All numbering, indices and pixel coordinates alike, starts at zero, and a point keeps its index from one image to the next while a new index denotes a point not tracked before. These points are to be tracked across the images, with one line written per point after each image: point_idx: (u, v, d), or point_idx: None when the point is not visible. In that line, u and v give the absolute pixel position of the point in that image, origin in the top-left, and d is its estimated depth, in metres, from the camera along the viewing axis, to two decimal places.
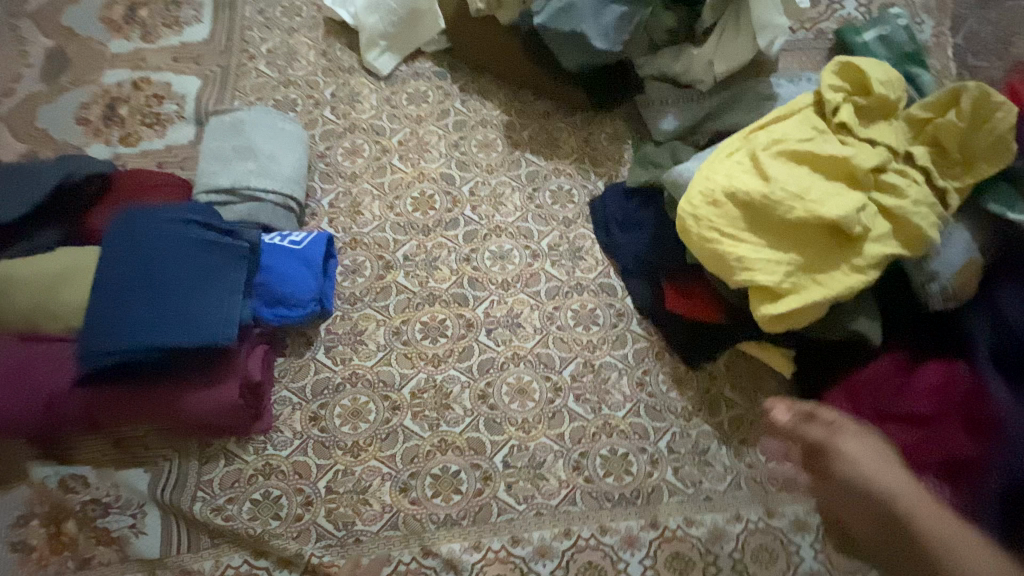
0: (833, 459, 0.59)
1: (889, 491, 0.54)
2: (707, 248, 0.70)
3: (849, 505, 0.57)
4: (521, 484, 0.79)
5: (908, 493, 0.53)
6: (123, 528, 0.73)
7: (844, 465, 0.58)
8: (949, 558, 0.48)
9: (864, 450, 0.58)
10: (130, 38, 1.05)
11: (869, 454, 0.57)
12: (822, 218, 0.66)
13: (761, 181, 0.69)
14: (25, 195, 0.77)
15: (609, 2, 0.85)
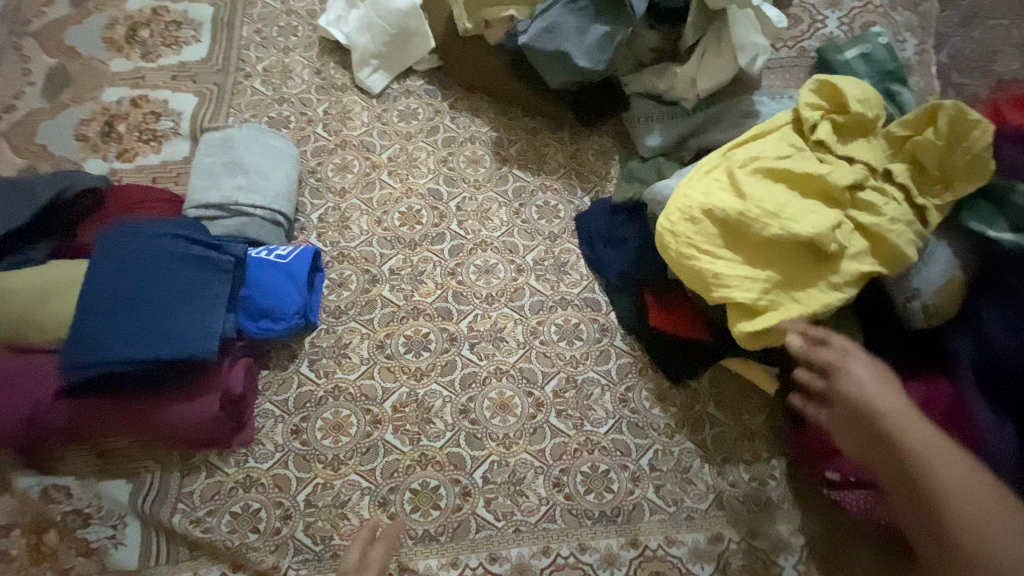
0: (840, 380, 0.58)
1: (886, 410, 0.54)
2: (685, 266, 0.70)
3: (842, 419, 0.57)
4: (501, 500, 0.79)
5: (904, 415, 0.53)
6: (103, 539, 0.73)
7: (849, 386, 0.57)
8: (929, 471, 0.49)
9: (870, 374, 0.57)
10: (130, 57, 1.08)
11: (877, 379, 0.57)
12: (798, 235, 0.66)
13: (738, 199, 0.69)
14: (20, 209, 0.79)
15: (592, 22, 0.87)
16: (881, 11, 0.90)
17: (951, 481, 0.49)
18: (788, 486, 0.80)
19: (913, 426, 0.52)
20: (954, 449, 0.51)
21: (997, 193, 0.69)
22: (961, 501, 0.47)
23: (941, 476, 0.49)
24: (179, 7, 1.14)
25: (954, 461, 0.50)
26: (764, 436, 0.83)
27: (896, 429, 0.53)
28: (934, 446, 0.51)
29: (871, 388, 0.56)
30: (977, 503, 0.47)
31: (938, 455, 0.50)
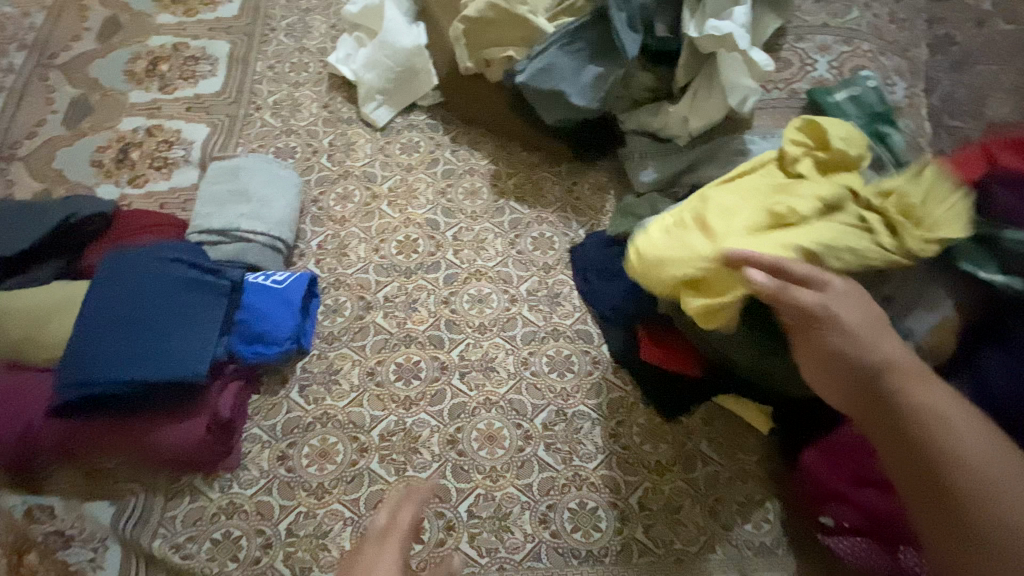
0: (827, 328, 0.53)
1: (885, 361, 0.51)
2: (662, 276, 0.68)
3: (832, 371, 0.53)
4: (485, 536, 0.77)
5: (901, 364, 0.51)
6: (82, 562, 0.71)
7: (839, 334, 0.53)
8: (936, 426, 0.47)
9: (861, 321, 0.53)
10: (149, 90, 1.14)
11: (869, 327, 0.53)
12: (773, 251, 0.65)
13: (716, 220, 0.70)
14: (28, 231, 0.83)
15: (587, 63, 0.91)
16: (870, 55, 0.91)
17: (965, 435, 0.46)
18: (782, 530, 0.77)
19: (913, 380, 0.50)
20: (952, 398, 0.49)
21: (985, 237, 0.69)
22: (967, 450, 0.46)
23: (945, 430, 0.47)
24: (198, 44, 1.20)
25: (962, 413, 0.48)
26: (757, 476, 0.80)
27: (894, 383, 0.50)
28: (935, 400, 0.49)
29: (866, 335, 0.52)
30: (993, 456, 0.45)
31: (938, 407, 0.48)
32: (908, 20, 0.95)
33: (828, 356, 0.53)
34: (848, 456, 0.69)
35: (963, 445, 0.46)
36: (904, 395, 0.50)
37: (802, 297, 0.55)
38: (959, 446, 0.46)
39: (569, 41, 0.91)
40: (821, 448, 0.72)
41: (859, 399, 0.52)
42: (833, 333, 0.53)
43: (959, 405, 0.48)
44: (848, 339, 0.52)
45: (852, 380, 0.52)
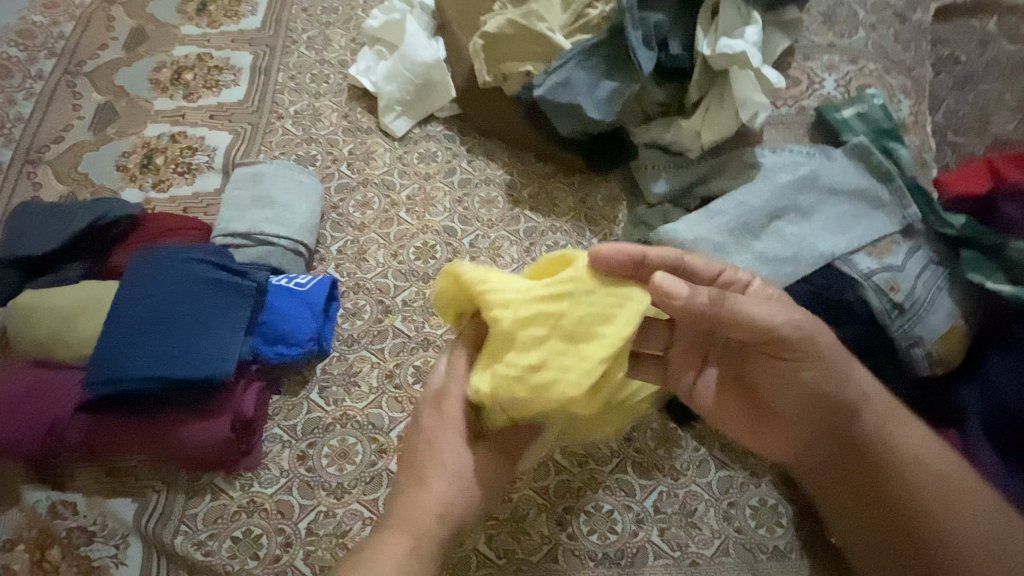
0: (817, 363, 0.62)
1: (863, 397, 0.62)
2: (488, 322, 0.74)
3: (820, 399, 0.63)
4: (503, 537, 0.78)
5: (873, 399, 0.63)
6: (105, 557, 0.74)
7: (824, 369, 0.62)
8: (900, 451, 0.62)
9: (840, 356, 0.62)
10: (173, 98, 1.17)
11: (849, 363, 0.63)
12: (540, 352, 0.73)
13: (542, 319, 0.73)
14: (59, 232, 0.85)
15: (603, 79, 0.94)
16: (876, 74, 0.95)
17: (920, 456, 0.62)
18: (795, 534, 0.78)
19: (875, 407, 0.63)
20: (907, 426, 0.63)
21: (993, 248, 0.72)
22: (923, 470, 0.61)
23: (904, 455, 0.62)
24: (222, 54, 1.23)
25: (916, 436, 0.63)
26: (771, 480, 0.82)
27: (863, 408, 0.63)
28: (887, 420, 0.63)
29: (841, 367, 0.62)
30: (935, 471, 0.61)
31: (890, 427, 0.63)
32: (913, 41, 0.98)
33: (811, 390, 0.62)
34: None
35: (910, 454, 0.62)
36: (867, 417, 0.63)
37: (779, 322, 0.61)
38: (907, 456, 0.62)
39: (587, 56, 0.95)
40: None
41: (833, 425, 0.63)
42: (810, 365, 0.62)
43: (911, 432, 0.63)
44: (824, 370, 0.62)
45: (837, 410, 0.63)
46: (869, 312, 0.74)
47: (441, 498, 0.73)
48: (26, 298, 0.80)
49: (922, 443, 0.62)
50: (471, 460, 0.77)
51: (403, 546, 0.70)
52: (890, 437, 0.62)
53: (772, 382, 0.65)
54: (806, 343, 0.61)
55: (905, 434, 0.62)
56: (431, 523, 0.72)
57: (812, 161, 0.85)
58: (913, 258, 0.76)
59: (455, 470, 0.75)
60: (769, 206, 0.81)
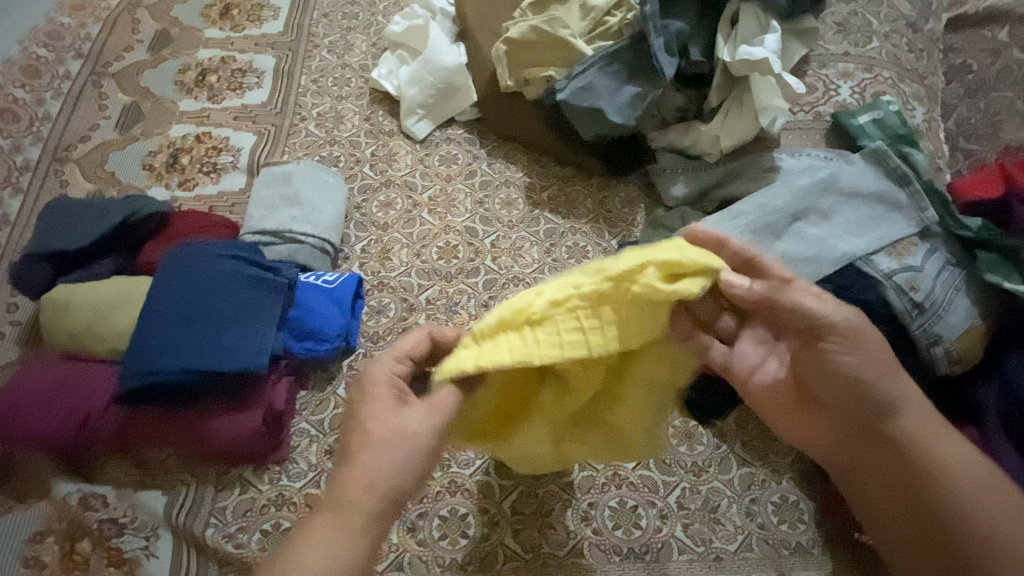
0: (857, 352, 0.60)
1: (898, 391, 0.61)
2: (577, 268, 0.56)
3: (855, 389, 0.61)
4: (529, 531, 0.79)
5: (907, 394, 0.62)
6: (136, 549, 0.75)
7: (864, 360, 0.60)
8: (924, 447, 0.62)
9: (880, 349, 0.60)
10: (198, 99, 1.18)
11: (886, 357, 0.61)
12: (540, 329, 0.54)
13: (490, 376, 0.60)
14: (91, 228, 0.86)
15: (624, 84, 0.97)
16: (889, 82, 0.98)
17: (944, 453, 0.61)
18: (817, 531, 0.79)
19: (910, 411, 0.62)
20: (938, 426, 0.62)
21: (1010, 250, 0.74)
22: (945, 465, 0.61)
23: (930, 450, 0.61)
24: (245, 57, 1.25)
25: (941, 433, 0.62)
26: (791, 478, 0.83)
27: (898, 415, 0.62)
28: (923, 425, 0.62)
29: (879, 367, 0.61)
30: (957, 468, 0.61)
31: (921, 429, 0.62)
32: (924, 51, 1.01)
33: (852, 388, 0.61)
34: None
35: (944, 459, 0.61)
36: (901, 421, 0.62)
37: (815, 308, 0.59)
38: (941, 461, 0.61)
39: (609, 62, 0.98)
40: None
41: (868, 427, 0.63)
42: (856, 354, 0.59)
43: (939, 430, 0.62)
44: (864, 369, 0.60)
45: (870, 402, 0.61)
46: (890, 311, 0.76)
47: (372, 477, 0.54)
48: (61, 291, 0.82)
49: (950, 445, 0.61)
50: (416, 409, 0.57)
51: (331, 529, 0.53)
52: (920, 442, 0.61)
53: (808, 378, 0.63)
54: (849, 338, 0.59)
55: (939, 440, 0.61)
56: (368, 504, 0.54)
57: (830, 166, 0.87)
58: (931, 259, 0.78)
59: (393, 430, 0.56)
60: (790, 208, 0.83)
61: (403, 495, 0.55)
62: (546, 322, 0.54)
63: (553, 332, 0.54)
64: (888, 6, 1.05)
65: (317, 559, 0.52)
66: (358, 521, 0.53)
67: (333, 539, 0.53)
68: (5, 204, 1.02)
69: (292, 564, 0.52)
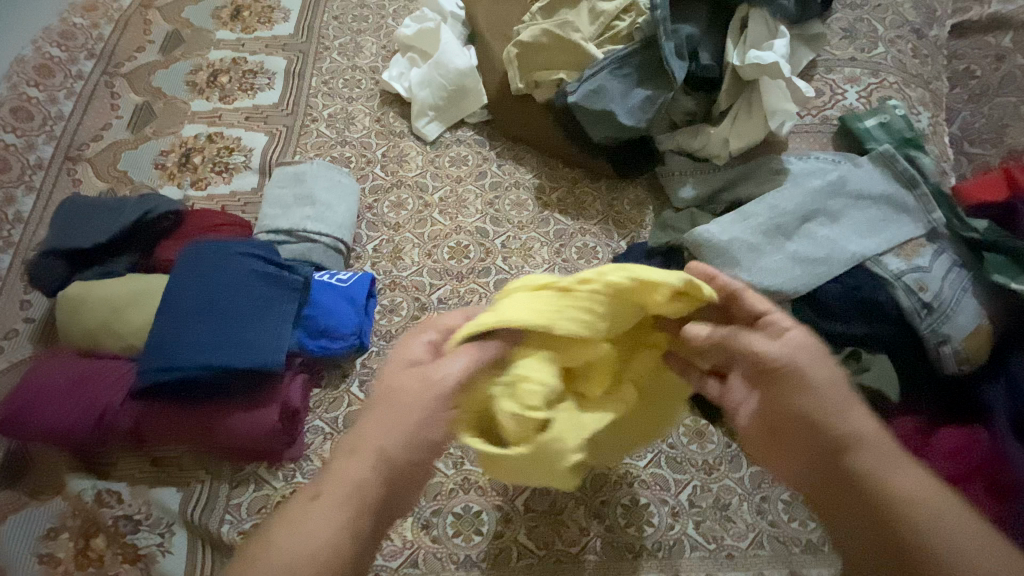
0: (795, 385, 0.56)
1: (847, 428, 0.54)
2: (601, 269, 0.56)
3: (798, 427, 0.56)
4: (542, 529, 0.80)
5: (864, 432, 0.54)
6: (151, 546, 0.75)
7: (804, 395, 0.55)
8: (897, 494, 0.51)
9: (825, 380, 0.55)
10: (209, 99, 1.19)
11: (833, 388, 0.56)
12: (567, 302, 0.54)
13: (521, 359, 0.53)
14: (107, 226, 0.86)
15: (635, 88, 0.98)
16: (896, 86, 0.99)
17: (914, 497, 0.51)
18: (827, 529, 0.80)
19: (874, 450, 0.53)
20: (910, 468, 0.53)
21: (1018, 252, 0.75)
22: (923, 513, 0.50)
23: (901, 497, 0.51)
24: (256, 59, 1.26)
25: (914, 475, 0.52)
26: None
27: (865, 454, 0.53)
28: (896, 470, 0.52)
29: (834, 397, 0.55)
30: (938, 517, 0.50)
31: (895, 475, 0.52)
32: (929, 56, 1.03)
33: (797, 419, 0.56)
34: None
35: (925, 510, 0.50)
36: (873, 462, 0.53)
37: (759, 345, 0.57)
38: (915, 509, 0.50)
39: (619, 66, 0.99)
40: None
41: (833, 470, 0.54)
42: (800, 391, 0.55)
43: (913, 474, 0.52)
44: (817, 401, 0.55)
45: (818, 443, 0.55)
46: (899, 311, 0.77)
47: (372, 442, 0.50)
48: (77, 288, 0.82)
49: (932, 493, 0.51)
50: (421, 369, 0.53)
51: (306, 504, 0.49)
52: (891, 490, 0.51)
53: (766, 413, 0.59)
54: (789, 373, 0.56)
55: (919, 489, 0.51)
56: (365, 477, 0.49)
57: (839, 168, 0.89)
58: (939, 260, 0.79)
59: (393, 393, 0.52)
60: (800, 209, 0.84)
61: (412, 465, 0.51)
62: (576, 292, 0.54)
63: (581, 303, 0.53)
64: (894, 13, 1.07)
65: (307, 537, 0.46)
66: (353, 493, 0.49)
67: (322, 516, 0.47)
68: (19, 202, 1.02)
69: (276, 541, 0.47)
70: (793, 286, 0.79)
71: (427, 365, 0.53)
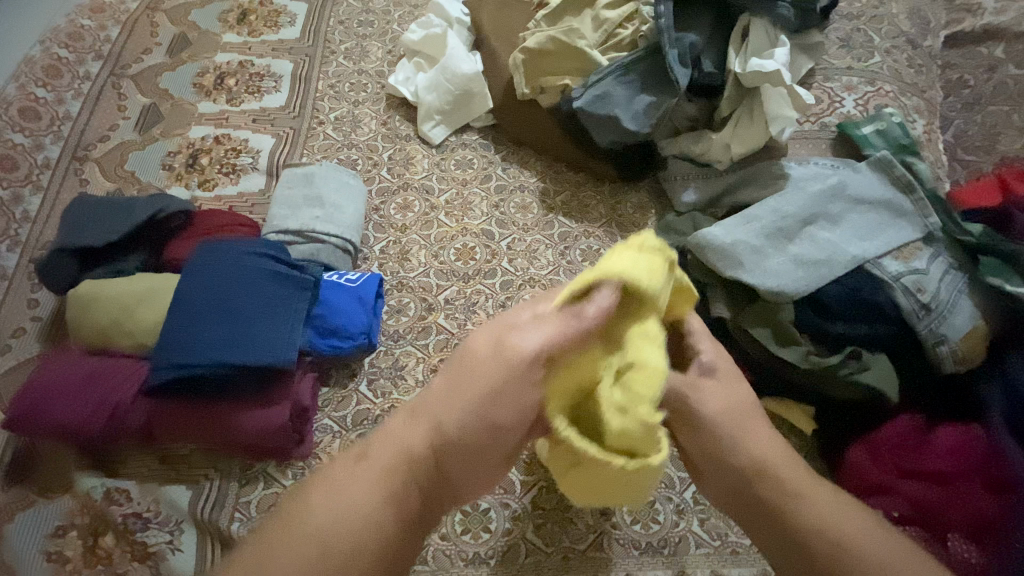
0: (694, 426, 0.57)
1: (758, 458, 0.55)
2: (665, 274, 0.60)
3: (713, 464, 0.56)
4: (550, 526, 0.80)
5: (773, 460, 0.55)
6: (161, 543, 0.76)
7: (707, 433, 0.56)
8: (814, 518, 0.52)
9: (726, 412, 0.57)
10: (216, 101, 1.20)
11: (739, 420, 0.56)
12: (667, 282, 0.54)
13: (637, 337, 0.50)
14: (117, 225, 0.87)
15: (638, 93, 1.00)
16: (891, 95, 1.02)
17: (829, 519, 0.52)
18: None
19: (776, 476, 0.54)
20: (818, 489, 0.54)
21: (1011, 255, 0.78)
22: (844, 537, 0.51)
23: (819, 524, 0.52)
24: (263, 62, 1.27)
25: (824, 498, 0.53)
26: None
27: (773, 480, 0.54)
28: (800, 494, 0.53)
29: (738, 426, 0.56)
30: (851, 533, 0.51)
31: (808, 500, 0.53)
32: (923, 66, 1.06)
33: (708, 455, 0.57)
34: (893, 452, 0.75)
35: (826, 536, 0.51)
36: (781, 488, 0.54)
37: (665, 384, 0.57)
38: (819, 534, 0.52)
39: (624, 72, 1.01)
40: (865, 445, 0.77)
41: (745, 499, 0.55)
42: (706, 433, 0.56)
43: (824, 497, 0.54)
44: (724, 433, 0.56)
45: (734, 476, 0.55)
46: (898, 312, 0.79)
47: (428, 408, 0.51)
48: (86, 286, 0.83)
49: (841, 515, 0.52)
50: (501, 335, 0.52)
51: (349, 472, 0.50)
52: (797, 516, 0.53)
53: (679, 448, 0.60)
54: (686, 407, 0.57)
55: (821, 513, 0.52)
56: (415, 449, 0.51)
57: (838, 173, 0.91)
58: (936, 263, 0.81)
59: (468, 359, 0.51)
60: (801, 213, 0.86)
61: (470, 449, 0.50)
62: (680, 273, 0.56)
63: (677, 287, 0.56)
64: (889, 24, 1.10)
65: (347, 504, 0.48)
66: (400, 464, 0.50)
67: (367, 483, 0.49)
68: (26, 201, 1.02)
69: (315, 503, 0.48)
70: (795, 287, 0.81)
71: (509, 331, 0.52)
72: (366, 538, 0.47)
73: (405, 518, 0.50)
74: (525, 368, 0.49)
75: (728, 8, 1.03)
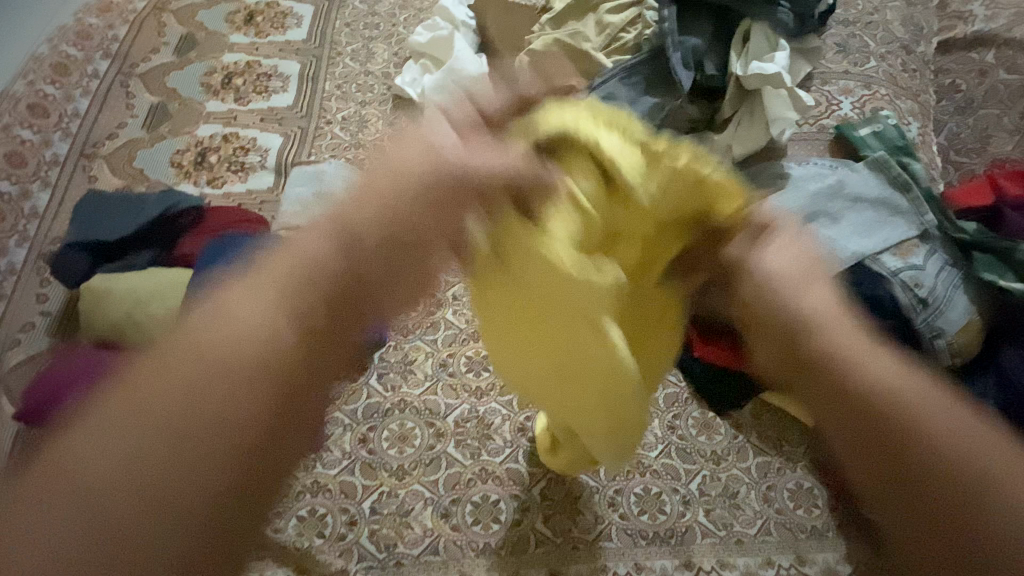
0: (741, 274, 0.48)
1: (811, 311, 0.44)
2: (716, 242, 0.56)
3: (756, 314, 0.46)
4: (559, 517, 0.82)
5: (829, 318, 0.44)
6: None
7: (751, 279, 0.47)
8: (873, 381, 0.40)
9: (781, 263, 0.47)
10: (224, 101, 1.21)
11: (791, 270, 0.47)
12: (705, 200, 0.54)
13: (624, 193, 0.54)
14: (132, 221, 0.89)
15: (643, 95, 1.02)
16: (887, 98, 1.05)
17: (892, 383, 0.39)
18: (831, 514, 0.83)
19: (833, 333, 0.43)
20: (884, 355, 0.41)
21: (1005, 251, 0.81)
22: (909, 402, 0.38)
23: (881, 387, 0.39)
24: (270, 62, 1.29)
25: (890, 363, 0.41)
26: (805, 466, 0.86)
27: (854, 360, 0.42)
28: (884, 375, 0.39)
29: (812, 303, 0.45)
30: (915, 400, 0.38)
31: (868, 362, 0.41)
32: (917, 70, 1.09)
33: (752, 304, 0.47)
34: None
35: (890, 397, 0.38)
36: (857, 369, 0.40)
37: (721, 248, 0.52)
38: (880, 396, 0.39)
39: (628, 74, 1.04)
40: None
41: (796, 373, 0.43)
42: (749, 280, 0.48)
43: (890, 362, 0.41)
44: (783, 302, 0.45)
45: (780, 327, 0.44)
46: (896, 306, 0.81)
47: (337, 214, 0.43)
48: (99, 282, 0.84)
49: (907, 382, 0.39)
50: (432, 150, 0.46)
51: (243, 290, 0.38)
52: (856, 376, 0.40)
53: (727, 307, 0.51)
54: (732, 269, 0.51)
55: (885, 373, 0.40)
56: (319, 258, 0.40)
57: (837, 173, 0.93)
58: (931, 258, 0.84)
59: (395, 166, 0.45)
60: (801, 211, 0.89)
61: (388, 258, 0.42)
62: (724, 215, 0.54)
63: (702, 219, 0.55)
64: (884, 30, 1.14)
65: (231, 319, 0.36)
66: (302, 276, 0.39)
67: (258, 300, 0.37)
68: (34, 197, 1.03)
69: (193, 326, 0.36)
70: None
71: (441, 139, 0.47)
72: (252, 351, 0.35)
73: (321, 336, 0.38)
74: (468, 174, 0.46)
75: (728, 13, 1.06)
